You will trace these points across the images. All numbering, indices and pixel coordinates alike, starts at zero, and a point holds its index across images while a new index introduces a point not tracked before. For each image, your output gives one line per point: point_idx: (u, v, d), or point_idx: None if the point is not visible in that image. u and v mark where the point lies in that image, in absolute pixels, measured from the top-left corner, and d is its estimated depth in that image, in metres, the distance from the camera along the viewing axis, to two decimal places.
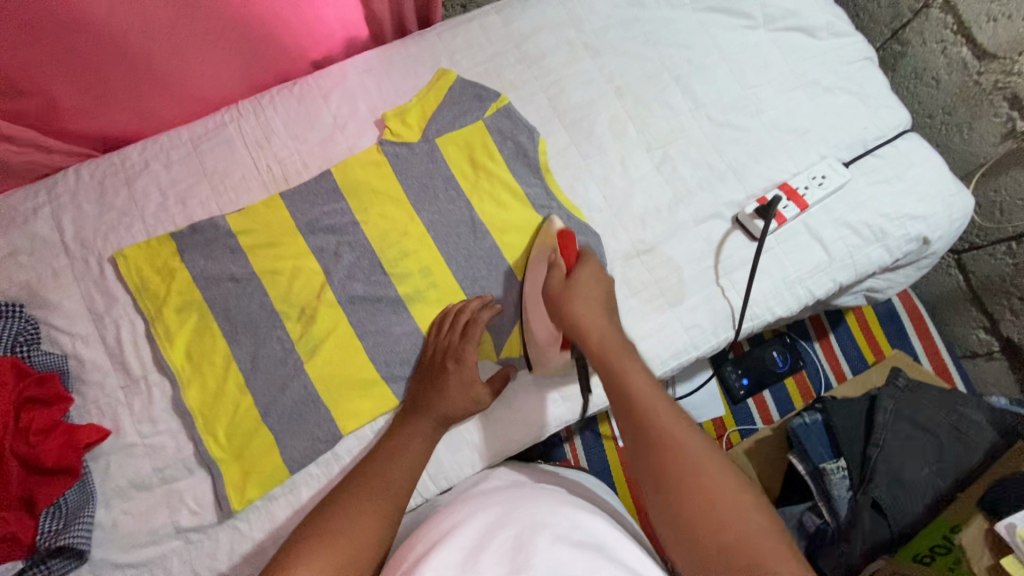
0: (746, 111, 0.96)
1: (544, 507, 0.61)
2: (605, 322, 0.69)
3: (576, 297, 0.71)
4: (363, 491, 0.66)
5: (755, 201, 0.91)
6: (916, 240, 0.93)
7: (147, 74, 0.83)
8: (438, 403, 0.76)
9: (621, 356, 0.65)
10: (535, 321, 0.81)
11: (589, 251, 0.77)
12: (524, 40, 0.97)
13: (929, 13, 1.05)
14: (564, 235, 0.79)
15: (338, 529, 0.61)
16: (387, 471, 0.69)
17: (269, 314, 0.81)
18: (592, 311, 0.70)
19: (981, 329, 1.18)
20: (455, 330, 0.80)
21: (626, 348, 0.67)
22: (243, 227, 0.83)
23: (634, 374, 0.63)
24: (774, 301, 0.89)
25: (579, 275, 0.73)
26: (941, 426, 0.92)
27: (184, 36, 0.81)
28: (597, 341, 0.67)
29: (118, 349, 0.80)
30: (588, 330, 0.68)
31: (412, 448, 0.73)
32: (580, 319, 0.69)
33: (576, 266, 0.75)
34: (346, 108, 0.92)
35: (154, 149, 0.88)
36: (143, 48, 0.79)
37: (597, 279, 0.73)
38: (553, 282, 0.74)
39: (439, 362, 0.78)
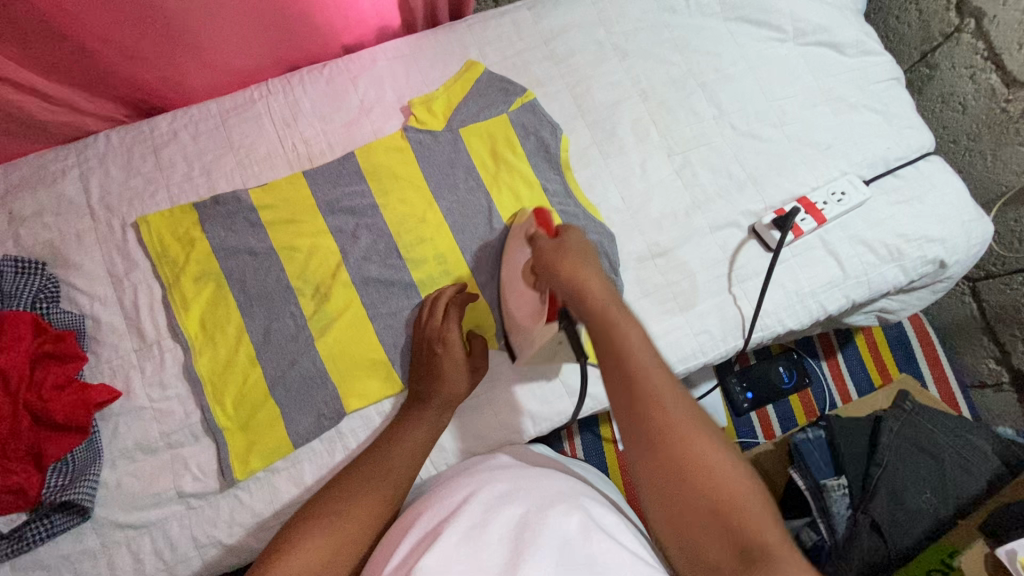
0: (770, 122, 0.96)
1: (552, 501, 0.60)
2: (596, 274, 0.62)
3: (566, 252, 0.65)
4: (368, 474, 0.68)
5: (773, 212, 0.91)
6: (933, 262, 0.93)
7: (180, 43, 0.84)
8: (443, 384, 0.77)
9: (614, 310, 0.58)
10: (513, 299, 0.79)
11: (573, 221, 0.73)
12: (554, 37, 0.98)
13: (960, 37, 1.04)
14: (542, 212, 0.80)
15: (336, 510, 0.63)
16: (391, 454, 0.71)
17: (284, 289, 0.82)
18: (579, 263, 0.63)
19: (991, 359, 1.17)
20: (434, 315, 0.80)
21: (622, 306, 0.59)
22: (264, 202, 0.85)
23: (629, 332, 0.56)
24: (785, 313, 0.89)
25: (570, 236, 0.68)
26: (946, 452, 0.91)
27: (220, 13, 0.83)
28: (591, 299, 0.60)
29: (135, 313, 0.81)
30: (581, 289, 0.61)
31: (415, 434, 0.74)
32: (579, 283, 0.61)
33: (564, 230, 0.70)
34: (373, 93, 0.93)
35: (183, 119, 0.89)
36: (179, 17, 0.80)
37: (583, 242, 0.68)
38: (540, 244, 0.70)
39: (426, 349, 0.79)
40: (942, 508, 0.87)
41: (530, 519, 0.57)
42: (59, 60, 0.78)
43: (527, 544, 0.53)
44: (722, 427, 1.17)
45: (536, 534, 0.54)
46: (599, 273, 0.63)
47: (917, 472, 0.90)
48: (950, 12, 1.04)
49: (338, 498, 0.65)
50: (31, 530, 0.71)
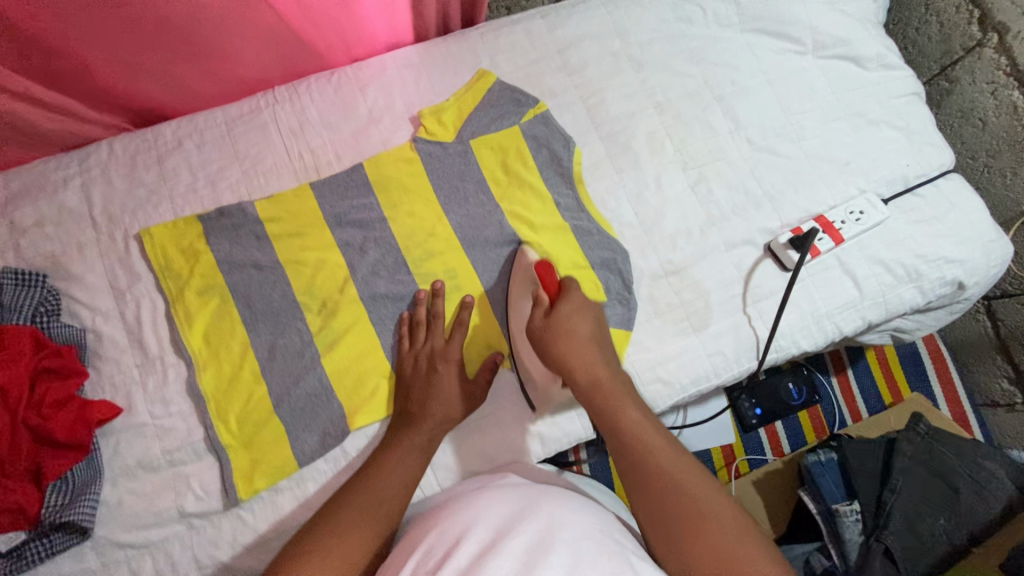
0: (788, 138, 0.94)
1: (561, 520, 0.58)
2: (593, 356, 0.71)
3: (559, 336, 0.72)
4: (364, 503, 0.67)
5: (790, 230, 0.89)
6: (951, 283, 0.91)
7: (184, 49, 0.81)
8: (431, 408, 0.75)
9: (610, 398, 0.68)
10: (526, 356, 0.81)
11: (571, 279, 0.76)
12: (568, 47, 0.95)
13: (982, 52, 1.02)
14: (544, 264, 0.78)
15: (327, 547, 0.63)
16: (378, 485, 0.69)
17: (290, 304, 0.80)
18: (575, 348, 0.71)
19: (1004, 379, 1.16)
20: (432, 334, 0.79)
21: (621, 389, 0.70)
22: (270, 214, 0.83)
23: (625, 415, 0.67)
24: (800, 334, 0.87)
25: (563, 308, 0.73)
26: (960, 478, 0.89)
27: (227, 21, 0.80)
28: (587, 386, 0.70)
29: (137, 327, 0.79)
30: (583, 377, 0.70)
31: (404, 461, 0.72)
32: (571, 364, 0.71)
33: (558, 300, 0.74)
34: (383, 103, 0.91)
35: (188, 128, 0.87)
36: (185, 24, 0.78)
37: (579, 316, 0.74)
38: (534, 323, 0.74)
39: (427, 364, 0.78)
40: (954, 534, 0.87)
41: (543, 536, 0.55)
42: (62, 69, 0.76)
43: (539, 561, 0.52)
44: (730, 443, 1.16)
45: (549, 552, 0.53)
46: (601, 356, 0.72)
47: (932, 498, 0.88)
48: (972, 25, 1.02)
49: (329, 536, 0.64)
50: (29, 550, 0.69)
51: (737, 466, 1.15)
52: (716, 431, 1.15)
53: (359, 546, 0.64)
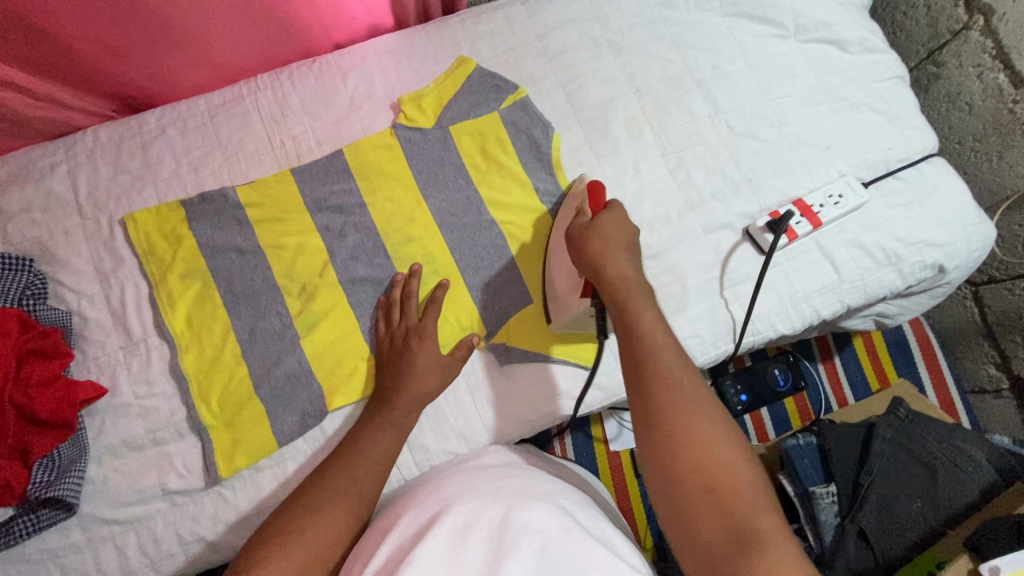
0: (768, 121, 0.94)
1: (532, 499, 0.60)
2: (623, 260, 0.70)
3: (597, 236, 0.72)
4: (335, 482, 0.68)
5: (768, 214, 0.89)
6: (932, 267, 0.91)
7: (161, 36, 0.82)
8: (405, 384, 0.76)
9: (635, 299, 0.67)
10: (555, 272, 0.82)
11: (617, 201, 0.78)
12: (547, 33, 0.95)
13: (969, 35, 1.01)
14: (594, 184, 0.80)
15: (298, 527, 0.64)
16: (351, 461, 0.71)
17: (270, 288, 0.82)
18: (609, 248, 0.71)
19: (992, 365, 1.16)
20: (407, 314, 0.80)
21: (646, 293, 0.68)
22: (251, 200, 0.84)
23: (643, 314, 0.66)
24: (777, 317, 0.87)
25: (605, 217, 0.74)
26: (938, 461, 0.90)
27: (205, 8, 0.81)
28: (613, 283, 0.68)
29: (121, 310, 0.81)
30: (610, 273, 0.69)
31: (376, 439, 0.73)
32: (598, 261, 0.70)
33: (602, 211, 0.76)
34: (363, 89, 0.92)
35: (171, 116, 0.88)
36: (160, 9, 0.78)
37: (620, 223, 0.74)
38: (576, 225, 0.76)
39: (402, 341, 0.78)
40: (932, 517, 0.86)
41: (513, 518, 0.56)
42: (41, 55, 0.77)
43: (512, 546, 0.52)
44: None
45: (520, 535, 0.54)
46: (631, 259, 0.71)
47: (908, 480, 0.89)
48: (959, 8, 1.02)
49: (300, 515, 0.65)
50: (18, 524, 0.72)
51: None
52: None
53: (326, 524, 0.65)
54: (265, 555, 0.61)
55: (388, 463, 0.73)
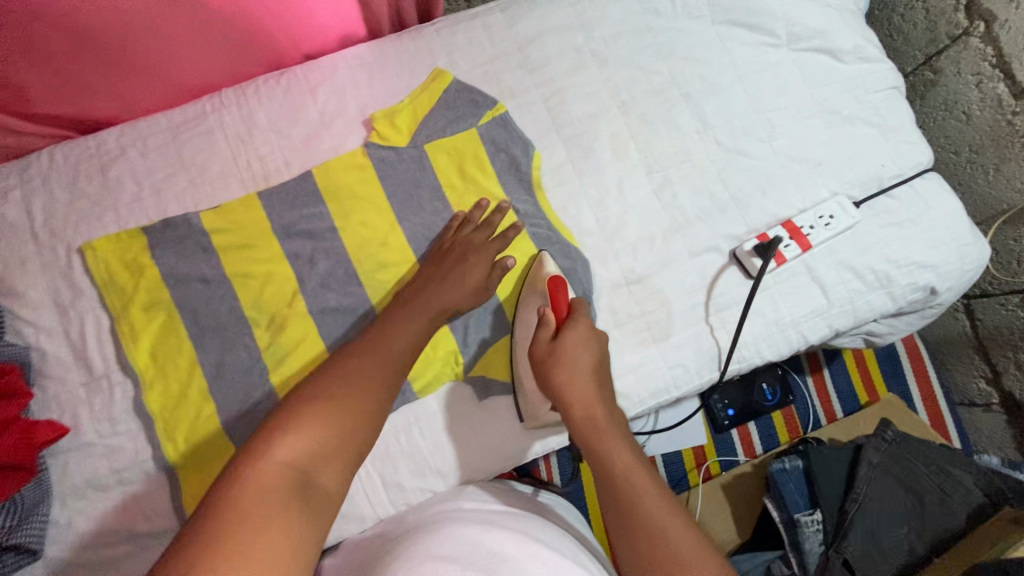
0: (758, 137, 0.91)
1: (520, 537, 0.62)
2: (593, 393, 0.68)
3: (559, 365, 0.68)
4: (364, 359, 0.66)
5: (756, 237, 0.86)
6: (923, 289, 0.89)
7: (115, 57, 0.77)
8: (447, 287, 0.76)
9: (607, 439, 0.65)
10: (525, 376, 0.78)
11: (580, 303, 0.74)
12: (528, 43, 0.91)
13: (968, 41, 0.97)
14: (555, 280, 0.76)
15: (337, 398, 0.61)
16: (385, 346, 0.69)
17: (238, 319, 0.79)
18: (576, 380, 0.68)
19: (982, 379, 1.14)
20: (466, 227, 0.82)
21: (617, 427, 0.66)
22: (217, 226, 0.80)
23: (618, 456, 0.64)
24: (764, 344, 0.85)
25: (564, 339, 0.70)
26: (926, 488, 0.89)
27: (155, 25, 0.76)
28: (583, 423, 0.66)
29: (82, 345, 0.77)
30: (579, 413, 0.67)
31: (406, 331, 0.71)
32: (567, 397, 0.67)
33: (564, 327, 0.71)
34: (334, 104, 0.87)
35: (131, 135, 0.84)
36: (109, 33, 0.73)
37: (584, 345, 0.70)
38: (539, 347, 0.71)
39: (458, 252, 0.79)
40: (918, 545, 0.86)
41: (510, 557, 0.58)
42: None
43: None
44: (702, 445, 1.15)
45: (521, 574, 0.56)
46: (600, 389, 0.68)
47: (896, 507, 0.88)
48: (959, 12, 0.97)
49: (332, 385, 0.62)
50: None
51: (708, 467, 1.14)
52: (689, 434, 1.14)
53: (369, 399, 0.63)
54: (304, 418, 0.58)
55: (419, 348, 0.72)
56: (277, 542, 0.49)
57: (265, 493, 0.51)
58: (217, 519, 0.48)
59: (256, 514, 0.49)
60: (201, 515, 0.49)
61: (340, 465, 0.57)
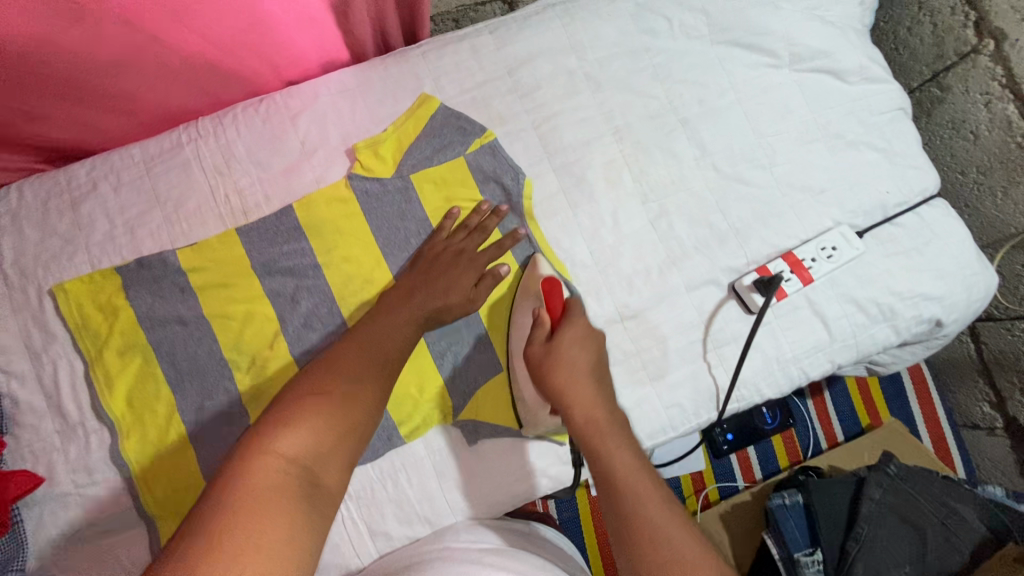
0: (758, 164, 0.87)
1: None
2: (592, 392, 0.65)
3: (557, 366, 0.66)
4: (361, 352, 0.65)
5: (756, 270, 0.83)
6: (928, 321, 0.86)
7: (84, 93, 0.73)
8: (441, 288, 0.75)
9: (606, 440, 0.62)
10: (521, 377, 0.75)
11: (575, 304, 0.71)
12: (519, 66, 0.87)
13: (977, 59, 0.93)
14: (550, 281, 0.73)
15: (338, 391, 0.60)
16: (382, 343, 0.68)
17: (217, 362, 0.76)
18: (575, 382, 0.66)
19: (986, 403, 1.11)
20: (465, 229, 0.80)
21: (618, 427, 0.64)
22: (194, 264, 0.77)
23: (617, 452, 0.61)
24: (764, 381, 0.82)
25: (564, 334, 0.68)
26: (929, 522, 0.87)
27: (125, 68, 0.72)
28: (582, 422, 0.64)
29: (55, 391, 0.75)
30: (577, 407, 0.64)
31: (401, 329, 0.71)
32: (564, 393, 0.65)
33: (560, 325, 0.70)
34: (316, 133, 0.83)
35: (103, 169, 0.80)
36: (74, 76, 0.70)
37: (580, 345, 0.68)
38: (535, 347, 0.69)
39: (450, 258, 0.77)
40: None
41: None
42: None
43: None
44: (700, 471, 1.13)
45: None
46: (600, 389, 0.67)
47: (898, 546, 0.86)
48: (968, 29, 0.93)
49: (332, 374, 0.61)
50: None
51: (706, 494, 1.12)
52: (687, 461, 1.11)
53: (371, 393, 0.61)
54: (307, 411, 0.56)
55: (407, 355, 0.71)
56: (286, 543, 0.47)
57: (272, 491, 0.49)
58: (223, 519, 0.46)
59: (269, 508, 0.48)
60: (205, 513, 0.47)
61: (342, 459, 0.56)
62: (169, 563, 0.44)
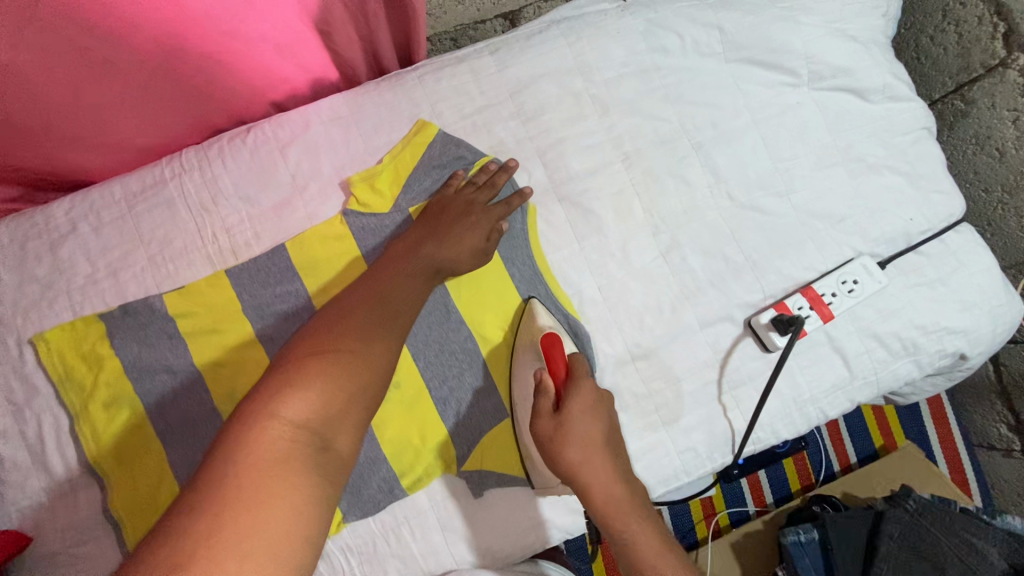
0: (776, 191, 0.83)
1: None
2: (607, 468, 0.61)
3: (568, 444, 0.61)
4: (372, 302, 0.60)
5: (773, 306, 0.79)
6: (952, 355, 0.82)
7: (52, 131, 0.68)
8: (449, 240, 0.70)
9: (630, 522, 0.59)
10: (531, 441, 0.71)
11: (579, 363, 0.67)
12: (522, 89, 0.81)
13: (1005, 73, 0.87)
14: (550, 339, 0.69)
15: (346, 352, 0.53)
16: (392, 296, 0.62)
17: (208, 414, 0.72)
18: (588, 456, 0.61)
19: (1003, 424, 1.07)
20: (475, 185, 0.76)
21: (639, 506, 0.60)
22: (181, 309, 0.73)
23: (642, 539, 0.58)
24: (780, 422, 0.79)
25: (572, 406, 0.63)
26: (948, 559, 0.85)
27: (94, 98, 0.67)
28: (603, 505, 0.60)
29: (40, 447, 0.71)
30: (596, 497, 0.60)
31: (411, 282, 0.65)
32: (582, 477, 0.61)
33: (567, 394, 0.64)
34: (307, 166, 0.78)
35: (83, 208, 0.76)
36: (39, 110, 0.65)
37: (589, 414, 0.63)
38: (541, 421, 0.63)
39: (458, 210, 0.73)
40: None
41: None
42: None
43: None
44: (710, 497, 1.10)
45: None
46: (614, 463, 0.62)
47: None
48: (996, 41, 0.86)
49: (337, 327, 0.56)
50: None
51: (717, 520, 1.10)
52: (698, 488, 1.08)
53: (382, 354, 0.56)
54: (314, 374, 0.51)
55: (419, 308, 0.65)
56: (292, 521, 0.43)
57: (278, 465, 0.44)
58: (225, 499, 0.42)
59: (275, 486, 0.43)
60: (206, 490, 0.42)
61: (352, 428, 0.51)
62: (167, 547, 0.40)
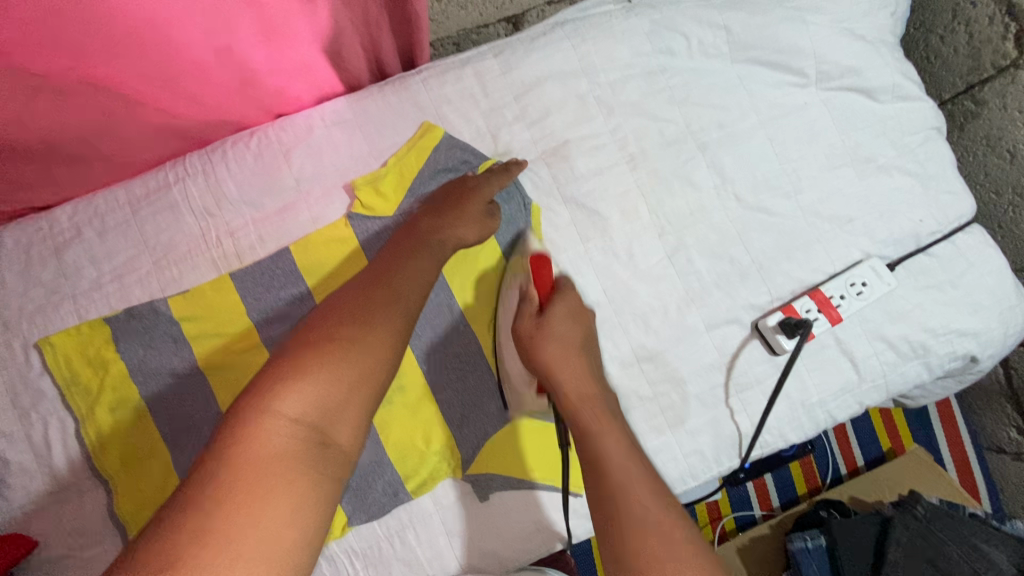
0: (783, 192, 0.82)
1: None
2: (581, 371, 0.61)
3: (549, 342, 0.62)
4: (376, 282, 0.57)
5: (781, 309, 0.78)
6: (962, 358, 0.81)
7: (61, 144, 0.69)
8: (454, 224, 0.69)
9: (602, 425, 0.57)
10: (509, 354, 0.71)
11: (566, 281, 0.67)
12: (526, 91, 0.81)
13: (1016, 74, 0.86)
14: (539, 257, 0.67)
15: (349, 335, 0.50)
16: (397, 274, 0.59)
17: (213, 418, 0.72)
18: (567, 356, 0.62)
19: (1014, 428, 1.06)
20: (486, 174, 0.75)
21: (612, 414, 0.59)
22: (186, 312, 0.73)
23: (610, 437, 0.56)
24: (788, 426, 0.79)
25: (556, 309, 0.64)
26: (960, 568, 0.84)
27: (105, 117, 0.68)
28: (578, 405, 0.59)
29: (45, 451, 0.71)
30: (568, 394, 0.60)
31: (419, 261, 0.62)
32: (556, 374, 0.61)
33: (550, 300, 0.65)
34: (311, 169, 0.78)
35: (88, 212, 0.76)
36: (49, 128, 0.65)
37: (571, 319, 0.64)
38: (523, 323, 0.64)
39: (461, 195, 0.71)
40: None
41: None
42: None
43: None
44: (716, 501, 1.10)
45: None
46: (590, 371, 0.62)
47: None
48: (1008, 41, 0.86)
49: (339, 309, 0.53)
50: None
51: (723, 524, 1.09)
52: None
53: (385, 334, 0.53)
54: (313, 360, 0.48)
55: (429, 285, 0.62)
56: (287, 522, 0.41)
57: (276, 458, 0.43)
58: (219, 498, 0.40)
59: (268, 486, 0.41)
60: (202, 482, 0.41)
61: (355, 416, 0.48)
62: (158, 544, 0.38)
